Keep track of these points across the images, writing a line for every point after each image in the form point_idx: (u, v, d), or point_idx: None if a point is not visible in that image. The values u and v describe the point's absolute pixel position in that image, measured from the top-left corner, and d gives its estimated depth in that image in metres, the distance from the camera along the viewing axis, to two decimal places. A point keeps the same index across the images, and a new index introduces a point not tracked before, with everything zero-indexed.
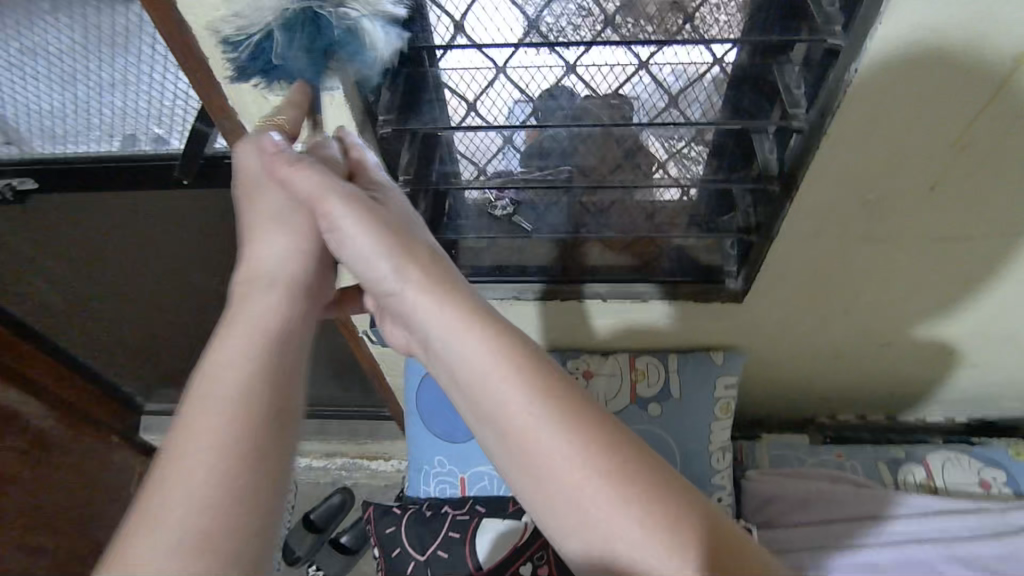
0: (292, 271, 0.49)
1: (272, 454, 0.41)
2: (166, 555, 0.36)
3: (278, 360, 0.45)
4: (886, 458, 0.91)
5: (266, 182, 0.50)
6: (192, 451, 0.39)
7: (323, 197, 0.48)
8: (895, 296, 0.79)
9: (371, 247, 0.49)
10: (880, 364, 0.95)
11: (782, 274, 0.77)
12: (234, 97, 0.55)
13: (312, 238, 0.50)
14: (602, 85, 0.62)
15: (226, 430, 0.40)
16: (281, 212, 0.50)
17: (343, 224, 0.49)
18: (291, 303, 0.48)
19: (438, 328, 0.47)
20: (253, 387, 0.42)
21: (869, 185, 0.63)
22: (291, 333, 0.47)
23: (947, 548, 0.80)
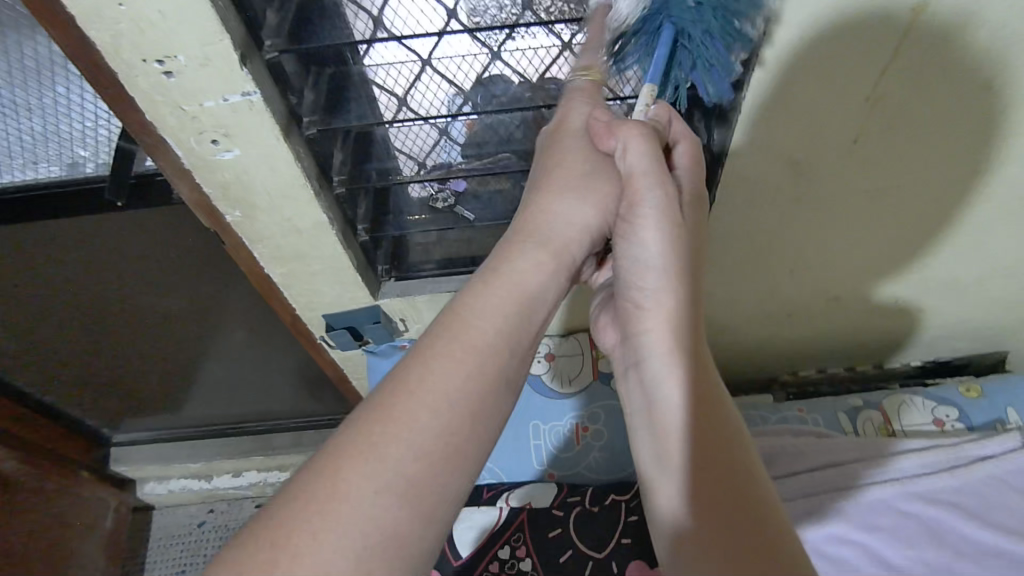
0: (565, 241, 0.56)
1: (481, 426, 0.49)
2: (377, 473, 0.45)
3: (516, 333, 0.52)
4: (843, 408, 0.94)
5: (579, 150, 0.57)
6: (432, 403, 0.47)
7: (633, 180, 0.55)
8: (837, 250, 0.82)
9: (653, 259, 0.55)
10: (834, 318, 0.97)
11: (727, 240, 0.79)
12: (149, 111, 0.54)
13: (598, 216, 0.57)
14: (528, 69, 0.62)
15: (464, 392, 0.49)
16: (576, 185, 0.57)
17: (640, 229, 0.55)
18: (551, 270, 0.55)
19: (661, 351, 0.55)
20: (494, 362, 0.51)
21: (794, 146, 0.65)
22: (541, 301, 0.55)
23: (904, 487, 0.83)
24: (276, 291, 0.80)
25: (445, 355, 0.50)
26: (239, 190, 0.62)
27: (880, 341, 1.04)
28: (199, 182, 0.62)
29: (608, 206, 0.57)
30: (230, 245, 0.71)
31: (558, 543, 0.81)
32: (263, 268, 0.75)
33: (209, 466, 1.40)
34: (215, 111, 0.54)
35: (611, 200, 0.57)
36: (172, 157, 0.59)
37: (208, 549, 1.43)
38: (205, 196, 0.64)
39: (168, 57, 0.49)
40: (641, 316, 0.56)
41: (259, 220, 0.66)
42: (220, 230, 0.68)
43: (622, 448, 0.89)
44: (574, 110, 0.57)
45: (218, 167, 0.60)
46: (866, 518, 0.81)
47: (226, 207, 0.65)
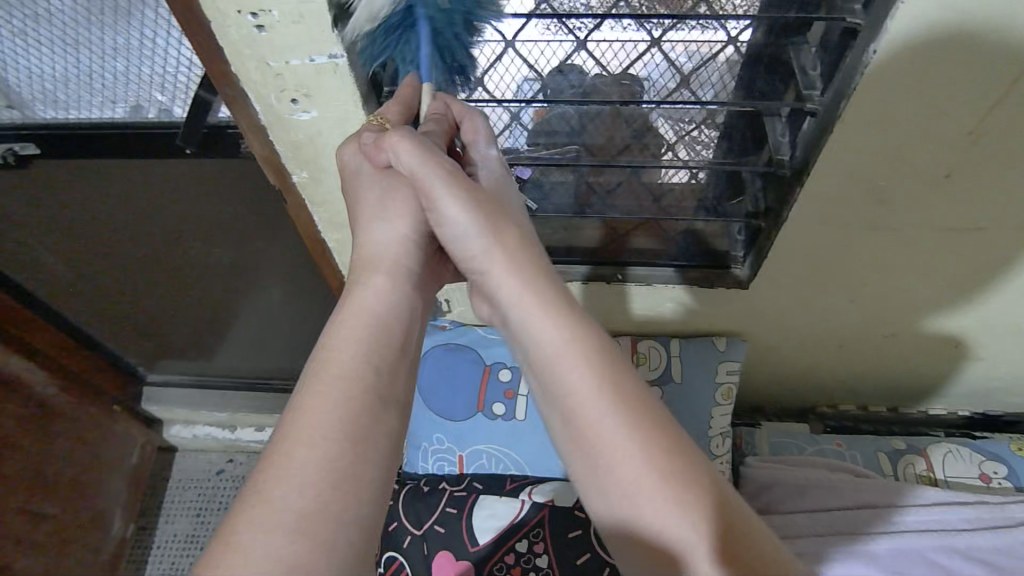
0: (394, 258, 0.55)
1: (365, 435, 0.46)
2: (264, 538, 0.40)
3: (376, 348, 0.50)
4: (885, 448, 0.91)
5: (369, 181, 0.57)
6: (303, 437, 0.44)
7: (419, 178, 0.53)
8: (900, 285, 0.78)
9: (463, 226, 0.53)
10: (884, 355, 0.94)
11: (788, 261, 0.76)
12: (235, 63, 0.54)
13: (407, 225, 0.56)
14: (612, 63, 0.61)
15: (334, 420, 0.46)
16: (380, 205, 0.57)
17: (439, 205, 0.53)
18: (391, 286, 0.54)
19: (554, 350, 0.49)
20: (364, 377, 0.48)
21: (880, 172, 0.62)
22: (398, 320, 0.53)
23: (941, 539, 0.80)
24: (328, 257, 0.80)
25: (312, 389, 0.47)
26: (311, 151, 0.62)
27: (928, 383, 1.00)
28: (271, 140, 0.62)
29: (411, 214, 0.57)
30: (291, 206, 0.71)
31: (578, 544, 0.81)
32: (319, 232, 0.75)
33: (236, 417, 1.42)
34: (300, 70, 0.54)
35: (411, 205, 0.57)
36: (250, 112, 0.59)
37: (223, 498, 1.46)
38: (274, 154, 0.64)
39: (263, 11, 0.49)
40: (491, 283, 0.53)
41: (323, 184, 0.66)
42: (284, 190, 0.69)
43: None
44: (346, 156, 0.57)
45: (292, 127, 0.59)
46: (896, 564, 0.79)
47: (294, 167, 0.64)
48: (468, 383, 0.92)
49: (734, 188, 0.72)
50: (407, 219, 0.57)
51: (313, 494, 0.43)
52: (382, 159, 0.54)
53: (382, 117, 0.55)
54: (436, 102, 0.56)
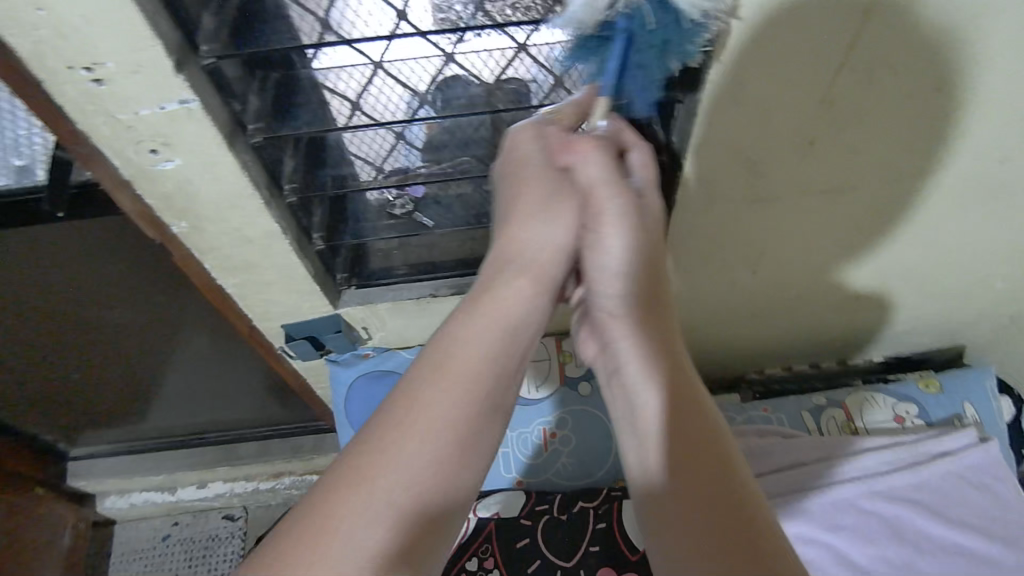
0: (541, 263, 0.56)
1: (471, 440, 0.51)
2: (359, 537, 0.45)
3: (495, 359, 0.53)
4: (807, 406, 0.95)
5: (538, 173, 0.55)
6: (422, 437, 0.49)
7: (596, 189, 0.54)
8: (796, 249, 0.82)
9: (619, 264, 0.56)
10: (797, 316, 0.98)
11: (686, 241, 0.78)
12: (81, 121, 0.51)
13: (568, 233, 0.56)
14: (484, 70, 0.61)
15: (452, 423, 0.50)
16: (547, 205, 0.56)
17: (604, 238, 0.56)
18: (534, 292, 0.56)
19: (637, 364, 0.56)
20: (485, 379, 0.52)
21: (751, 146, 0.65)
22: (525, 323, 0.55)
23: (867, 484, 0.84)
24: (231, 303, 0.77)
25: (430, 386, 0.51)
26: (184, 200, 0.60)
27: (842, 336, 1.05)
28: (140, 194, 0.59)
29: (570, 224, 0.56)
30: (178, 257, 0.68)
31: (526, 553, 0.81)
32: (215, 280, 0.73)
33: (172, 478, 1.36)
34: (153, 120, 0.51)
35: (577, 216, 0.56)
36: (109, 168, 0.56)
37: (172, 564, 1.39)
38: (147, 208, 0.61)
39: (97, 64, 0.46)
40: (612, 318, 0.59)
41: (206, 231, 0.64)
42: (167, 242, 0.66)
43: (592, 453, 0.89)
44: (521, 140, 0.55)
45: (159, 178, 0.57)
46: (831, 518, 0.82)
47: (170, 218, 0.62)
48: None
49: None
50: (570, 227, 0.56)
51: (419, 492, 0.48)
52: (565, 158, 0.54)
53: (559, 113, 0.55)
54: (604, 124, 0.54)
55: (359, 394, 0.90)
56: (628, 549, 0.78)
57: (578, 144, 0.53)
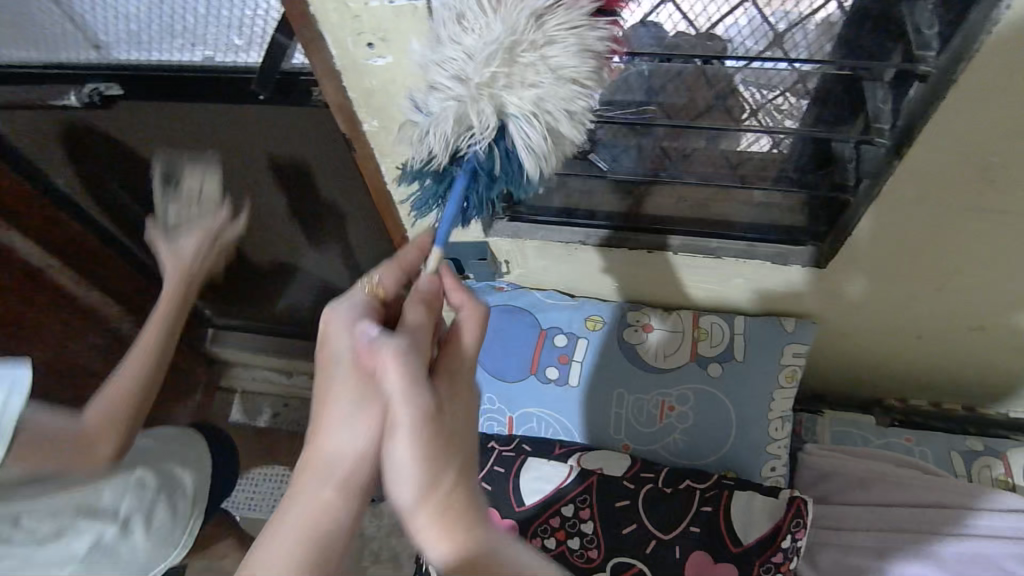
0: (353, 460, 0.49)
1: (336, 569, 0.47)
2: None
3: (320, 546, 0.47)
4: (959, 446, 0.86)
5: (345, 376, 0.49)
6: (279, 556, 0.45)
7: (393, 421, 0.46)
8: (999, 274, 0.72)
9: (410, 466, 0.46)
10: (967, 350, 0.88)
11: (869, 240, 0.71)
12: (314, 3, 0.54)
13: (372, 432, 0.48)
14: (700, 17, 0.58)
15: None
16: (352, 403, 0.48)
17: (394, 445, 0.46)
18: (341, 495, 0.48)
19: (333, 482, 0.48)
20: (329, 551, 0.47)
21: (995, 145, 0.56)
22: (365, 477, 0.49)
23: (1014, 546, 0.76)
24: (392, 210, 0.80)
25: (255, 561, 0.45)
26: (383, 99, 0.62)
27: (1010, 382, 0.93)
28: (345, 86, 0.62)
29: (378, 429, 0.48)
30: (359, 156, 0.71)
31: (624, 515, 0.81)
32: (385, 186, 0.76)
33: (292, 364, 1.49)
34: (378, 13, 0.53)
35: (381, 417, 0.48)
36: (324, 56, 0.59)
37: (278, 439, 1.52)
38: (347, 101, 0.63)
39: None
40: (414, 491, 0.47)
41: (393, 134, 0.66)
42: (354, 139, 0.69)
43: (708, 435, 0.87)
44: (337, 332, 0.49)
45: (367, 74, 0.59)
46: (961, 567, 0.76)
47: (366, 115, 0.64)
48: (521, 344, 0.92)
49: (822, 158, 0.67)
50: (374, 423, 0.48)
51: None
52: (369, 365, 0.48)
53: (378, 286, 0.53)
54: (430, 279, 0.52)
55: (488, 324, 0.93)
56: (732, 539, 0.77)
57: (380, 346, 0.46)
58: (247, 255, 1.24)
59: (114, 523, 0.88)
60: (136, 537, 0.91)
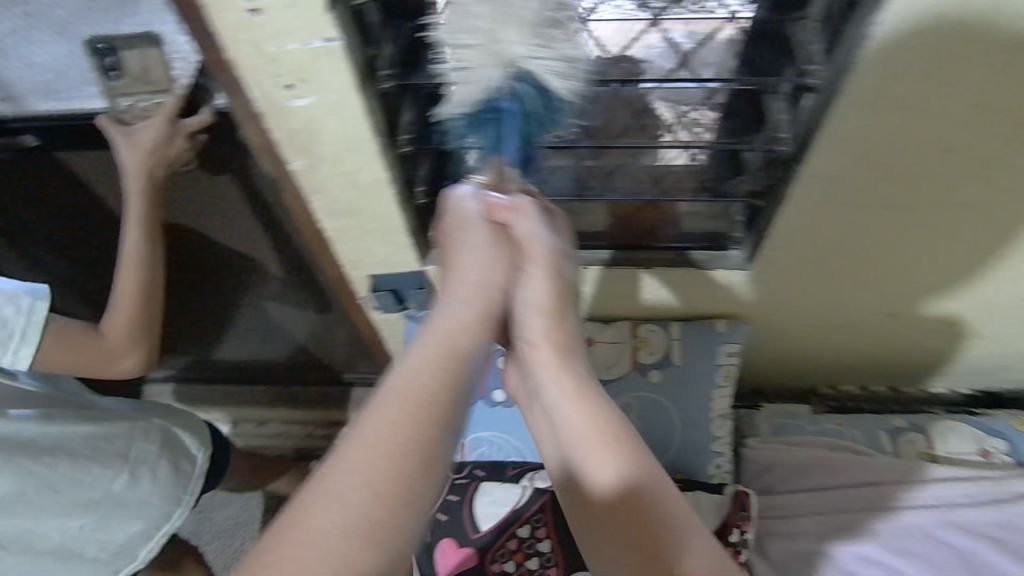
0: (462, 321, 0.56)
1: (428, 467, 0.47)
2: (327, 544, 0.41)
3: (424, 405, 0.49)
4: (885, 426, 0.92)
5: (483, 234, 0.60)
6: (364, 458, 0.45)
7: (534, 253, 0.61)
8: (904, 262, 0.78)
9: (541, 305, 0.61)
10: (884, 335, 0.94)
11: (785, 240, 0.76)
12: (229, 49, 0.54)
13: (505, 272, 0.61)
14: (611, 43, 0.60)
15: (397, 443, 0.47)
16: (480, 240, 0.61)
17: (529, 286, 0.61)
18: (479, 320, 0.57)
19: (426, 349, 0.53)
20: (434, 407, 0.49)
21: (881, 146, 0.62)
22: (466, 358, 0.54)
23: (940, 514, 0.81)
24: (326, 247, 0.80)
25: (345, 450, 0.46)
26: (308, 137, 0.62)
27: (923, 361, 1.00)
28: (268, 128, 0.62)
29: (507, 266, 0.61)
30: (288, 195, 0.71)
31: None
32: (317, 223, 0.76)
33: (236, 411, 1.43)
34: (295, 56, 0.53)
35: (512, 259, 0.62)
36: (244, 100, 0.59)
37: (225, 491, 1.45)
38: (271, 143, 0.63)
39: None
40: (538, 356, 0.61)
41: (321, 172, 0.66)
42: (281, 179, 0.68)
43: (656, 441, 0.90)
44: (457, 204, 0.61)
45: (289, 115, 0.59)
46: (897, 541, 0.81)
47: (291, 155, 0.64)
48: None
49: (736, 167, 0.72)
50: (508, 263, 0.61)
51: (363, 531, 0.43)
52: (500, 217, 0.60)
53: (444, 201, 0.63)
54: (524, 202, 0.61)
55: None
56: None
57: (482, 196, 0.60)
58: (179, 302, 1.20)
59: (122, 471, 0.81)
60: (137, 487, 0.83)
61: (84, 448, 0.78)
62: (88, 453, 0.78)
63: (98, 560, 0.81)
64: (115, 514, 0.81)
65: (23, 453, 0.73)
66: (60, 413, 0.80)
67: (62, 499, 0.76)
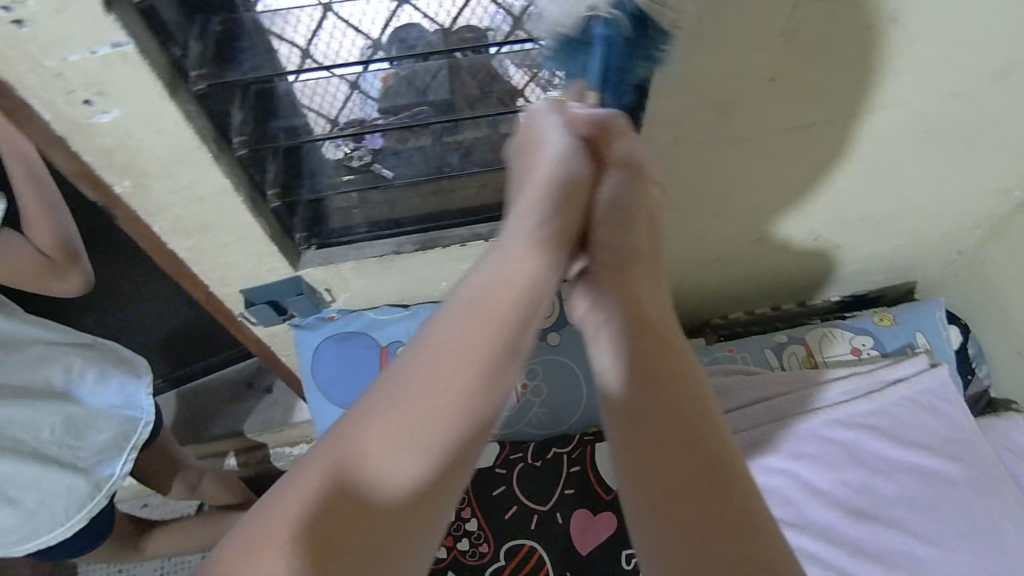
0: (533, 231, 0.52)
1: (497, 381, 0.47)
2: (372, 458, 0.42)
3: (492, 327, 0.48)
4: (770, 344, 0.99)
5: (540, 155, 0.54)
6: (424, 370, 0.45)
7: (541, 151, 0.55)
8: (761, 188, 0.83)
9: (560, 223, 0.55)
10: (759, 260, 1.00)
11: (650, 184, 0.78)
12: (3, 67, 0.48)
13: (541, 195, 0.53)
14: (441, 14, 0.59)
15: (472, 363, 0.46)
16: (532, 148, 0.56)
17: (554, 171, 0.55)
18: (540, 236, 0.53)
19: (496, 255, 0.51)
20: (507, 318, 0.49)
21: (715, 83, 0.64)
22: (536, 285, 0.51)
23: (828, 415, 0.88)
24: (184, 269, 0.74)
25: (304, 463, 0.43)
26: (127, 156, 0.57)
27: (799, 277, 1.07)
28: (76, 150, 0.55)
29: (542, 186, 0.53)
30: (123, 220, 0.65)
31: (504, 499, 0.83)
32: (166, 245, 0.70)
33: None
34: (83, 66, 0.48)
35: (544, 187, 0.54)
36: (38, 122, 0.52)
37: None
38: (86, 166, 0.57)
39: (15, 2, 0.43)
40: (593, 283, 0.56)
41: (152, 189, 0.61)
42: (110, 203, 0.62)
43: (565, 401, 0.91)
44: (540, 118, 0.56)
45: (96, 132, 0.54)
46: (794, 447, 0.87)
47: (113, 176, 0.59)
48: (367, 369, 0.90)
49: None
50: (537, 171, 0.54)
51: (391, 429, 0.43)
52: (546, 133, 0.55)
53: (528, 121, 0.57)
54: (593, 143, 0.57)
55: (326, 356, 0.90)
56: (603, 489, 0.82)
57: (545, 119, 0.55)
58: None
59: (79, 363, 0.84)
60: (100, 388, 0.85)
61: (47, 352, 0.82)
62: (52, 355, 0.83)
63: (74, 460, 0.81)
64: (86, 410, 0.83)
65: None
66: (23, 318, 0.84)
67: (28, 391, 0.79)
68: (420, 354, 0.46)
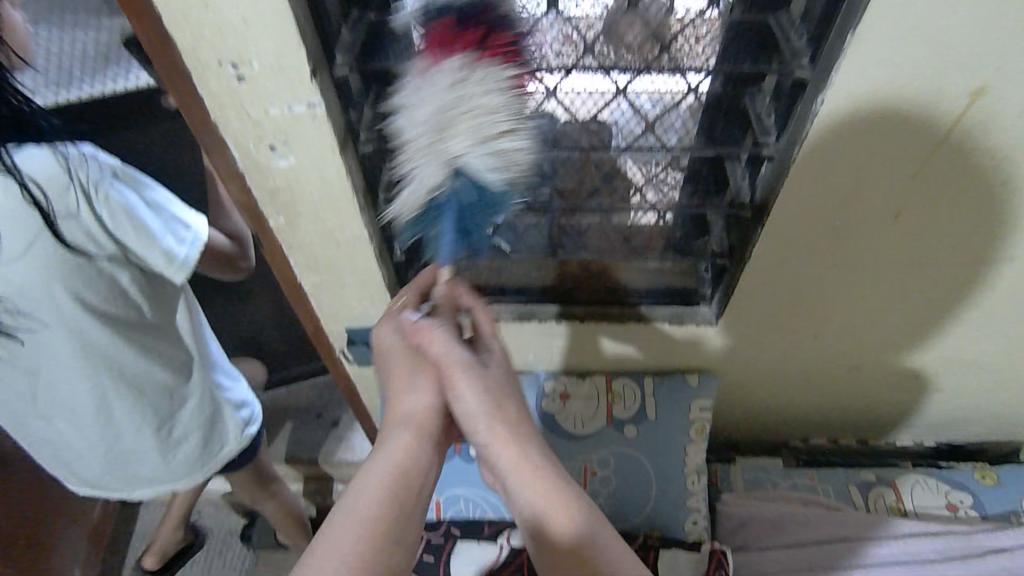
0: (421, 413, 0.58)
1: (398, 527, 0.53)
2: None
3: (397, 497, 0.54)
4: (856, 480, 0.93)
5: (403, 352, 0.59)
6: (340, 538, 0.51)
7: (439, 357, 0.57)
8: (866, 319, 0.82)
9: (470, 407, 0.57)
10: (851, 389, 0.97)
11: (754, 296, 0.78)
12: (215, 111, 0.56)
13: (433, 388, 0.59)
14: (581, 109, 0.62)
15: (361, 533, 0.51)
16: (410, 368, 0.60)
17: (453, 385, 0.57)
18: (416, 440, 0.57)
19: (399, 444, 0.57)
20: (407, 478, 0.55)
21: (837, 211, 0.66)
22: (423, 470, 0.56)
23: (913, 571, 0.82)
24: (304, 302, 0.80)
25: None
26: (289, 196, 0.64)
27: (892, 413, 1.02)
28: (250, 186, 0.63)
29: (435, 381, 0.59)
30: (267, 250, 0.72)
31: None
32: (296, 277, 0.76)
33: None
34: (278, 120, 0.56)
35: (436, 374, 0.59)
36: (228, 159, 0.60)
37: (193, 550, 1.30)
38: (253, 200, 0.65)
39: (243, 62, 0.51)
40: (501, 469, 0.57)
41: (301, 228, 0.68)
42: (261, 234, 0.69)
43: (633, 497, 0.89)
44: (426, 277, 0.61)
45: (271, 173, 0.61)
46: None
47: (272, 212, 0.66)
48: None
49: (700, 228, 0.75)
50: (433, 379, 0.59)
51: None
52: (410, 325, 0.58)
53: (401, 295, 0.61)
54: (447, 283, 0.59)
55: None
56: None
57: (422, 325, 0.57)
58: None
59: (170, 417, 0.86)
60: (179, 442, 0.89)
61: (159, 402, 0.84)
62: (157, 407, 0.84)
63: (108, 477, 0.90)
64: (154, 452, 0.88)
65: (115, 380, 0.79)
66: (161, 348, 0.82)
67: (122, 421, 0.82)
68: (328, 532, 0.52)
